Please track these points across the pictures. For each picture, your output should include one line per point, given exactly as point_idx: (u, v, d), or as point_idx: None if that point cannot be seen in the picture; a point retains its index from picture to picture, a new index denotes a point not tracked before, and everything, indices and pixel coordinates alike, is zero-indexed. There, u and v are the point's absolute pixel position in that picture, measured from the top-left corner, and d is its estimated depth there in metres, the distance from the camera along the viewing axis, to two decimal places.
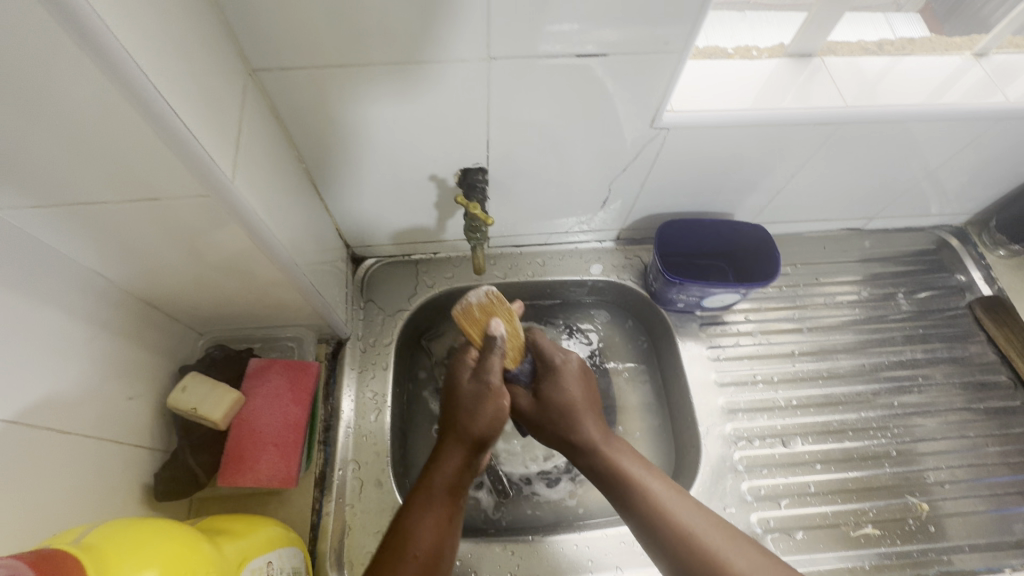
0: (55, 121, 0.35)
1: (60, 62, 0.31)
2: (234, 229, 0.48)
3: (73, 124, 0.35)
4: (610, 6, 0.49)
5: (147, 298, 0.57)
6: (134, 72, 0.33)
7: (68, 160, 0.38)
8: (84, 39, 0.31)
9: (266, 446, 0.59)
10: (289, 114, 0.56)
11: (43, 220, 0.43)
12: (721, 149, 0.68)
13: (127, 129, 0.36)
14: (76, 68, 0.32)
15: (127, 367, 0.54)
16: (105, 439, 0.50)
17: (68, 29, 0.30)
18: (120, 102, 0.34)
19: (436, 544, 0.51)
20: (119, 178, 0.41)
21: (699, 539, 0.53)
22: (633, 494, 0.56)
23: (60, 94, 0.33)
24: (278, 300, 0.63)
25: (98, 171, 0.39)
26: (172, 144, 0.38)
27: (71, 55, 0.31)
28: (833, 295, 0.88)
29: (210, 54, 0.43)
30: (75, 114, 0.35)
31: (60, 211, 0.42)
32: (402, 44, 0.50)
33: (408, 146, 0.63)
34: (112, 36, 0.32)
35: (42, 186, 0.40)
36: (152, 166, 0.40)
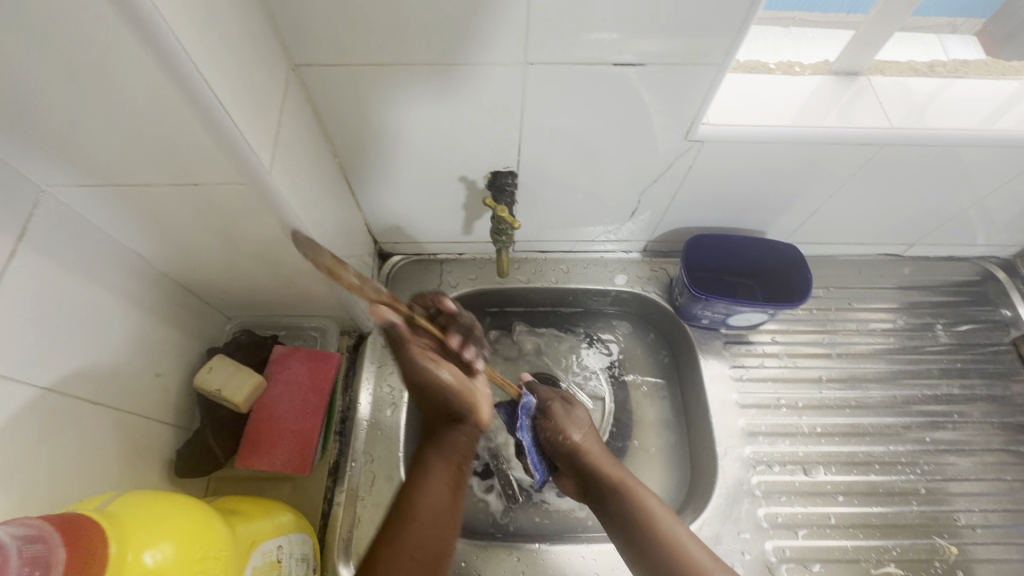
0: (107, 102, 0.36)
1: (120, 51, 0.33)
2: (266, 216, 0.49)
3: (124, 106, 0.37)
4: (650, 15, 0.48)
5: (180, 279, 0.58)
6: (186, 63, 0.35)
7: (116, 140, 0.39)
8: (138, 24, 0.32)
9: (283, 432, 0.60)
10: (327, 109, 0.57)
11: (92, 199, 0.45)
12: (756, 165, 0.67)
13: (173, 112, 0.37)
14: (134, 57, 0.33)
15: (157, 344, 0.56)
16: (132, 413, 0.52)
17: (129, 21, 0.31)
18: (171, 90, 0.36)
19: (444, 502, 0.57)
20: (163, 161, 0.42)
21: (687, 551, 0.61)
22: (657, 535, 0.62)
23: (113, 76, 0.35)
24: (305, 290, 0.64)
25: (143, 152, 0.41)
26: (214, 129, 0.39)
27: (125, 39, 0.32)
28: (866, 322, 0.85)
29: (256, 47, 0.45)
30: (130, 100, 0.36)
31: (107, 191, 0.44)
32: (441, 45, 0.50)
33: (440, 146, 0.63)
34: (171, 29, 0.33)
35: (93, 167, 0.42)
36: (197, 153, 0.41)
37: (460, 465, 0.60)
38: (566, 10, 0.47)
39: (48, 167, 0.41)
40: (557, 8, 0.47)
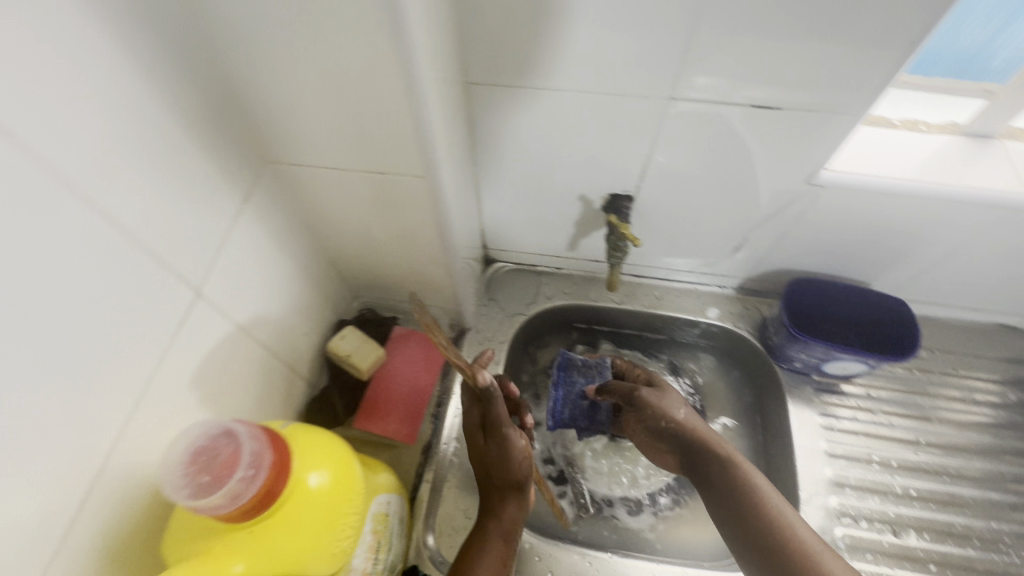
0: (345, 101, 0.43)
1: (372, 62, 0.40)
2: (426, 210, 0.56)
3: (355, 107, 0.44)
4: (797, 64, 0.52)
5: (332, 255, 0.67)
6: (420, 85, 0.41)
7: (336, 131, 0.47)
8: (399, 52, 0.38)
9: (397, 403, 0.67)
10: (480, 123, 0.65)
11: (297, 175, 0.53)
12: (873, 215, 0.68)
13: (392, 118, 0.44)
14: (381, 67, 0.40)
15: (307, 308, 0.65)
16: (283, 362, 0.60)
17: (391, 40, 0.38)
18: (399, 97, 0.42)
19: None
20: (364, 154, 0.49)
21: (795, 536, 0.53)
22: (727, 483, 0.58)
23: (359, 84, 0.42)
24: (429, 280, 0.71)
25: (352, 144, 0.48)
26: (418, 135, 0.45)
27: (383, 59, 0.39)
28: (972, 391, 0.81)
29: (450, 67, 0.52)
30: (362, 101, 0.43)
31: (311, 171, 0.53)
32: (597, 75, 0.57)
33: (569, 165, 0.69)
34: (417, 50, 0.39)
35: (310, 149, 0.49)
36: (395, 150, 0.48)
37: (512, 537, 0.58)
38: (719, 52, 0.52)
39: (276, 145, 0.49)
40: (712, 50, 0.52)
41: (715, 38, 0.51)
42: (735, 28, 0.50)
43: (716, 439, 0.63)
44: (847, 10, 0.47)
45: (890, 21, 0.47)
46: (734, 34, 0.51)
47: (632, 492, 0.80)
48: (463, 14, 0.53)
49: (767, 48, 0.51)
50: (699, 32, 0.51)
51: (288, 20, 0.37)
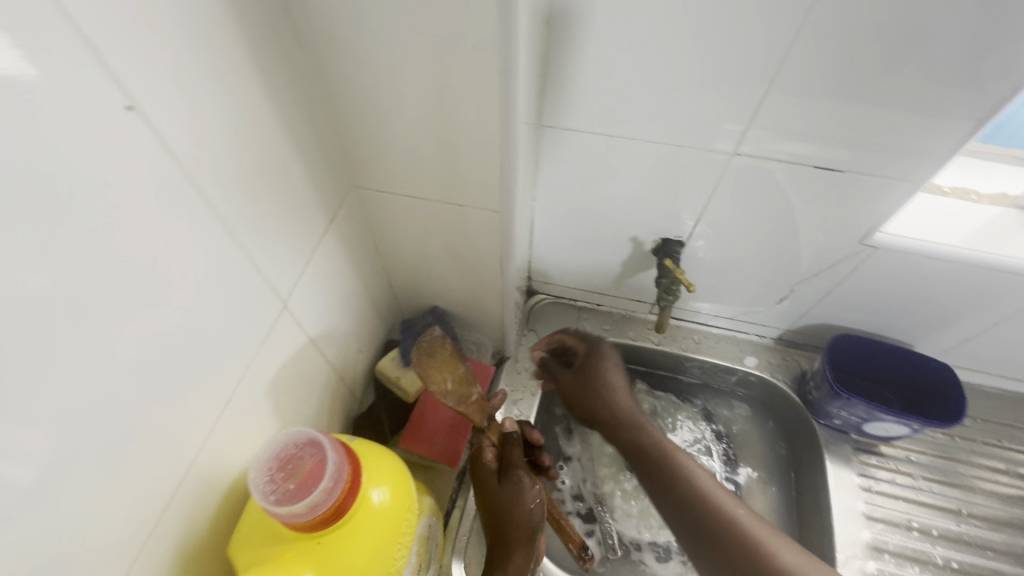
0: (441, 138, 0.47)
1: (476, 103, 0.42)
2: (493, 243, 0.58)
3: (449, 144, 0.47)
4: (863, 129, 0.54)
5: (391, 277, 0.69)
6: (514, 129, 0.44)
7: (425, 164, 0.50)
8: (503, 99, 0.41)
9: (442, 425, 0.68)
10: (545, 162, 0.68)
11: (378, 200, 0.56)
12: (924, 279, 0.69)
13: (482, 157, 0.47)
14: (483, 107, 0.42)
15: (364, 327, 0.67)
16: (340, 378, 0.62)
17: (498, 86, 0.40)
18: (494, 137, 0.45)
19: None
20: (446, 186, 0.52)
21: None
22: (747, 547, 0.50)
23: (458, 124, 0.45)
24: (480, 308, 0.73)
25: (436, 177, 0.51)
26: (502, 174, 0.48)
27: (486, 104, 0.42)
28: (1016, 464, 0.80)
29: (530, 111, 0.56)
30: (456, 137, 0.46)
31: (392, 197, 0.55)
32: (667, 127, 0.59)
33: (626, 209, 0.72)
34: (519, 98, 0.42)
35: (398, 177, 0.52)
36: (476, 183, 0.50)
37: None
38: (791, 113, 0.55)
39: (366, 170, 0.52)
40: (781, 113, 0.55)
41: (787, 101, 0.54)
42: (808, 94, 0.53)
43: (688, 458, 0.60)
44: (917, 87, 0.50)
45: (956, 100, 0.50)
46: (805, 99, 0.53)
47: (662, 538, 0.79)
48: (546, 61, 0.56)
49: (837, 115, 0.54)
50: (771, 94, 0.54)
51: (406, 62, 0.41)
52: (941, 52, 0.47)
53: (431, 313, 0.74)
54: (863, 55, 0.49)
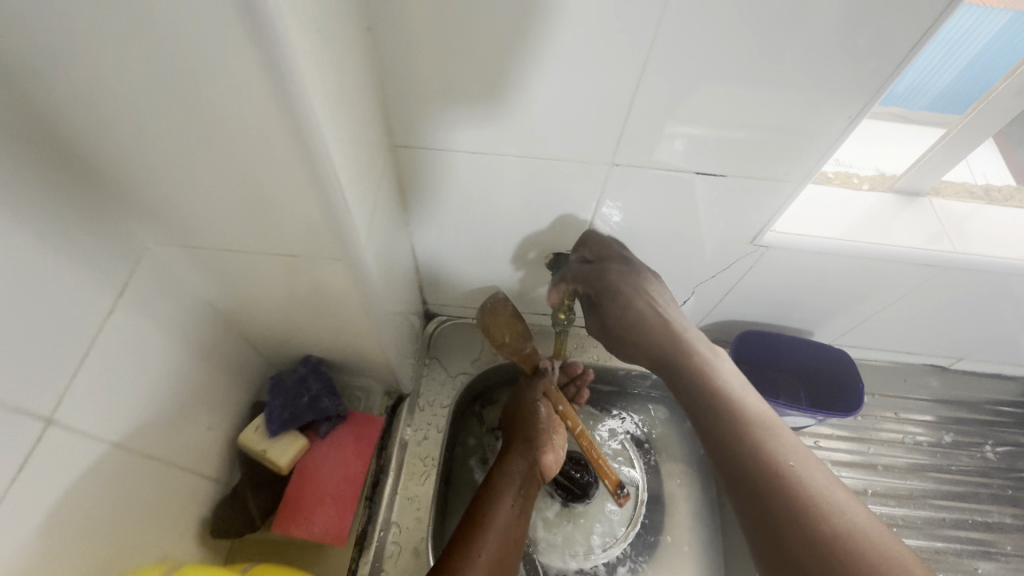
0: (237, 185, 0.38)
1: (264, 143, 0.34)
2: (346, 288, 0.50)
3: (249, 190, 0.38)
4: (733, 120, 0.51)
5: (245, 334, 0.59)
6: (323, 164, 0.36)
7: (230, 214, 0.41)
8: (294, 129, 0.33)
9: (324, 498, 0.59)
10: (411, 183, 0.60)
11: (191, 258, 0.46)
12: (815, 273, 0.68)
13: (295, 200, 0.39)
14: (276, 148, 0.35)
15: (212, 398, 0.56)
16: (180, 469, 0.51)
17: (285, 120, 0.33)
18: (302, 179, 0.37)
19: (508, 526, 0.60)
20: (265, 236, 0.43)
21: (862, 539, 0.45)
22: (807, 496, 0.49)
23: (250, 165, 0.36)
24: (358, 352, 0.65)
25: (250, 227, 0.42)
26: (326, 215, 0.40)
27: (275, 139, 0.34)
28: (912, 434, 0.83)
29: (370, 133, 0.48)
30: (257, 185, 0.38)
31: (209, 254, 0.46)
32: (535, 140, 0.54)
33: (511, 226, 0.66)
34: (318, 129, 0.34)
35: (204, 233, 0.43)
36: (303, 232, 0.42)
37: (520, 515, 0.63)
38: (662, 119, 0.51)
39: (162, 229, 0.43)
40: (653, 120, 0.51)
41: (656, 108, 0.50)
42: (676, 100, 0.49)
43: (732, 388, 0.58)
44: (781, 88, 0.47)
45: (826, 100, 0.48)
46: (674, 104, 0.49)
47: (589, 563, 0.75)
48: (382, 74, 0.48)
49: (708, 122, 0.51)
50: (637, 101, 0.49)
51: (156, 106, 0.32)
52: (807, 40, 0.43)
53: (305, 366, 0.64)
54: (728, 59, 0.45)
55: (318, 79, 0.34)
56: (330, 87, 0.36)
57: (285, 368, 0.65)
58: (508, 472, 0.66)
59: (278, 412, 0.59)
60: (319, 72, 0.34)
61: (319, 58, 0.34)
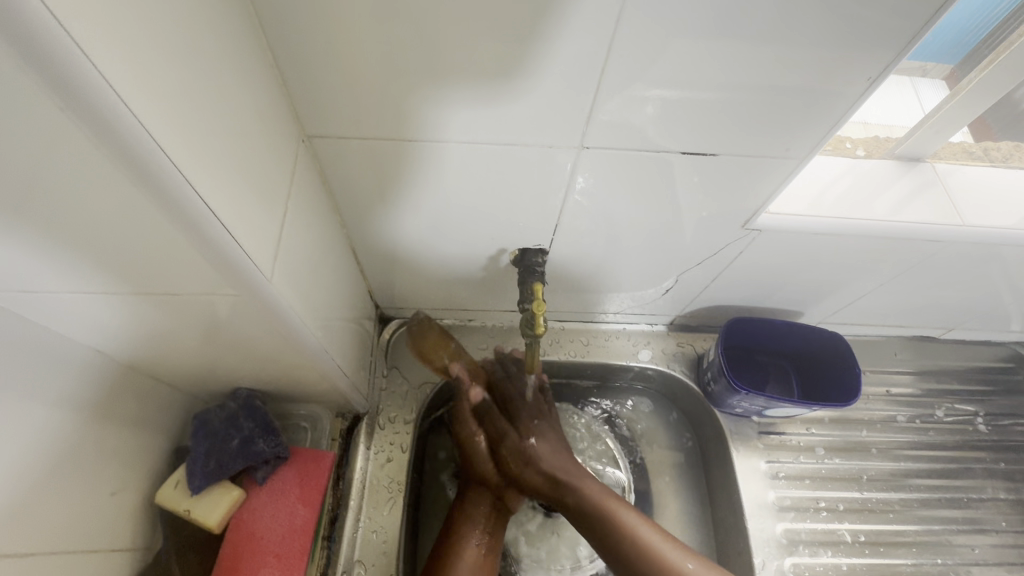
0: (72, 220, 0.30)
1: (91, 177, 0.27)
2: (260, 317, 0.42)
3: (91, 222, 0.30)
4: (704, 83, 0.43)
5: (152, 372, 0.51)
6: (169, 176, 0.28)
7: (81, 253, 0.33)
8: (104, 135, 0.25)
9: (266, 557, 0.53)
10: (337, 178, 0.51)
11: (53, 308, 0.38)
12: (804, 253, 0.62)
13: (154, 225, 0.31)
14: (109, 179, 0.27)
15: (112, 457, 0.48)
16: (75, 549, 0.44)
17: (106, 148, 0.26)
18: (154, 211, 0.30)
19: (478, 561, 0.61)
20: (138, 272, 0.35)
21: None
22: None
23: (82, 193, 0.28)
24: (297, 377, 0.57)
25: (117, 264, 0.34)
26: (198, 239, 0.32)
27: (87, 151, 0.26)
28: (902, 412, 0.80)
29: (262, 130, 0.39)
30: (100, 224, 0.30)
31: (70, 299, 0.37)
32: (470, 127, 0.46)
33: (461, 223, 0.58)
34: (148, 131, 0.26)
35: (53, 281, 0.35)
36: (181, 268, 0.36)
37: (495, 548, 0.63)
38: (621, 99, 0.44)
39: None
40: (609, 97, 0.44)
41: (610, 83, 0.43)
42: (632, 74, 0.42)
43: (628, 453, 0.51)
44: (779, 56, 0.41)
45: (841, 64, 0.41)
46: (630, 79, 0.42)
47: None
48: (276, 54, 0.40)
49: (679, 96, 0.44)
50: (606, 76, 0.42)
51: None
52: None
53: (233, 402, 0.57)
54: (689, 26, 0.38)
55: (150, 89, 0.27)
56: (165, 75, 0.28)
57: (212, 405, 0.57)
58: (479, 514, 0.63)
59: (202, 460, 0.54)
60: (153, 77, 0.27)
61: (147, 58, 0.26)
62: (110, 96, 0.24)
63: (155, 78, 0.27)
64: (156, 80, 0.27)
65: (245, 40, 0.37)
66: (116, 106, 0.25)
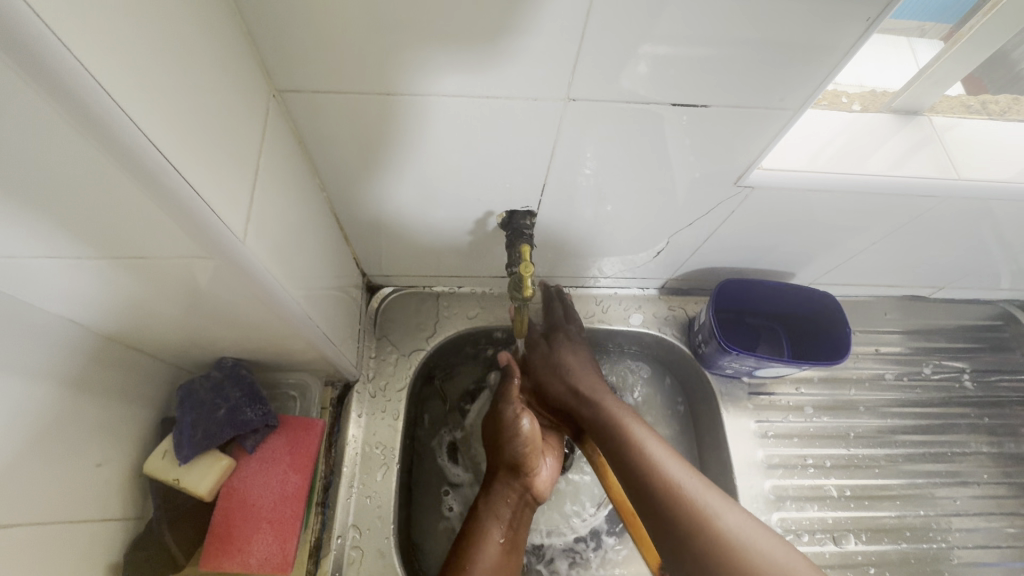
0: (30, 183, 0.28)
1: (33, 128, 0.25)
2: (241, 285, 0.41)
3: (52, 187, 0.29)
4: (697, 35, 0.41)
5: (131, 343, 0.50)
6: (130, 138, 0.27)
7: (41, 219, 0.31)
8: (55, 94, 0.23)
9: (260, 523, 0.55)
10: (314, 139, 0.49)
11: (14, 277, 0.37)
12: (797, 211, 0.61)
13: (117, 190, 0.30)
14: (54, 131, 0.25)
15: (96, 429, 0.48)
16: (62, 522, 0.44)
17: (47, 96, 0.24)
18: (109, 167, 0.28)
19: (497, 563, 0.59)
20: (105, 238, 0.34)
21: (660, 468, 0.57)
22: (611, 430, 0.62)
23: (33, 155, 0.26)
24: (282, 347, 0.56)
25: (82, 230, 0.33)
26: (168, 205, 0.31)
27: (37, 109, 0.24)
28: (890, 370, 0.81)
29: (228, 85, 0.37)
30: (51, 181, 0.28)
31: (35, 268, 0.36)
32: (449, 80, 0.44)
33: (445, 184, 0.56)
34: (100, 90, 0.25)
35: (16, 248, 0.33)
36: (151, 231, 0.34)
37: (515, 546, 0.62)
38: (608, 53, 0.42)
39: None
40: (596, 51, 0.42)
41: (596, 35, 0.41)
42: (622, 26, 0.40)
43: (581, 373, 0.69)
44: (777, 2, 0.38)
45: (841, 6, 0.39)
46: (618, 30, 0.40)
47: (568, 535, 0.71)
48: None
49: (672, 50, 0.42)
50: (592, 26, 0.40)
51: None
52: None
53: (218, 371, 0.56)
54: None
55: (104, 40, 0.25)
56: (117, 27, 0.26)
57: (197, 375, 0.56)
58: (490, 511, 0.63)
59: (189, 431, 0.53)
60: (108, 28, 0.25)
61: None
62: (43, 32, 0.22)
63: (106, 31, 0.25)
64: (106, 32, 0.25)
65: None
66: (51, 47, 0.22)
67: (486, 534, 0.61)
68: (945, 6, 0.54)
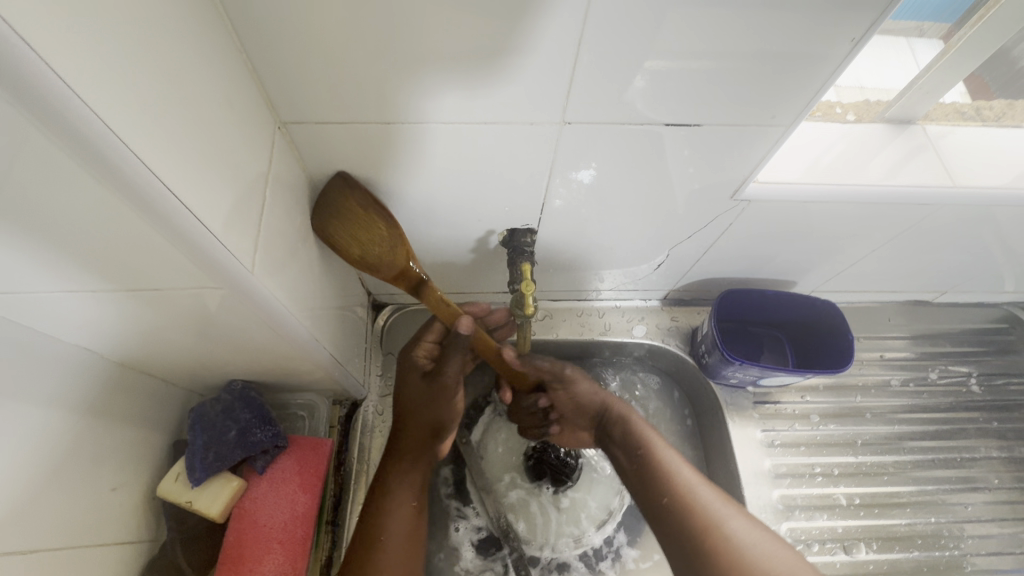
0: (49, 225, 0.30)
1: (52, 172, 0.27)
2: (247, 311, 0.42)
3: (72, 227, 0.30)
4: (686, 55, 0.42)
5: (146, 368, 0.51)
6: (144, 184, 0.28)
7: (57, 256, 0.33)
8: (78, 148, 0.25)
9: (270, 544, 0.55)
10: (318, 166, 0.51)
11: (31, 311, 0.38)
12: (794, 222, 0.62)
13: (133, 230, 0.31)
14: (77, 181, 0.27)
15: (110, 454, 0.49)
16: (78, 545, 0.45)
17: (73, 151, 0.25)
18: (124, 209, 0.29)
19: (406, 529, 0.59)
20: (119, 273, 0.35)
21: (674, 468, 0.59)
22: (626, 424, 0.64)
23: (59, 201, 0.28)
24: (291, 368, 0.57)
25: (98, 265, 0.34)
26: (180, 241, 0.33)
27: (62, 163, 0.26)
28: (897, 376, 0.81)
29: (234, 121, 0.38)
30: (71, 221, 0.30)
31: (48, 301, 0.37)
32: (444, 108, 0.45)
33: (445, 206, 0.57)
34: (115, 142, 0.26)
35: (36, 284, 0.35)
36: (162, 264, 0.35)
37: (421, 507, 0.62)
38: (601, 75, 0.43)
39: None
40: (589, 73, 0.43)
41: (588, 61, 0.42)
42: (611, 50, 0.41)
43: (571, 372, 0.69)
44: (763, 20, 0.39)
45: (822, 28, 0.40)
46: (608, 54, 0.41)
47: (585, 548, 0.71)
48: (242, 37, 0.39)
49: (668, 67, 0.43)
50: (584, 51, 0.41)
51: None
52: None
53: (228, 394, 0.57)
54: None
55: (122, 93, 0.27)
56: (132, 81, 0.28)
57: (207, 399, 0.58)
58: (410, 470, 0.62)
59: (201, 453, 0.54)
60: (125, 83, 0.27)
61: (107, 54, 0.26)
62: (66, 93, 0.24)
63: (123, 86, 0.27)
64: (123, 87, 0.27)
65: (209, 26, 0.36)
66: (73, 106, 0.24)
67: (393, 503, 0.59)
68: (944, 4, 0.53)
